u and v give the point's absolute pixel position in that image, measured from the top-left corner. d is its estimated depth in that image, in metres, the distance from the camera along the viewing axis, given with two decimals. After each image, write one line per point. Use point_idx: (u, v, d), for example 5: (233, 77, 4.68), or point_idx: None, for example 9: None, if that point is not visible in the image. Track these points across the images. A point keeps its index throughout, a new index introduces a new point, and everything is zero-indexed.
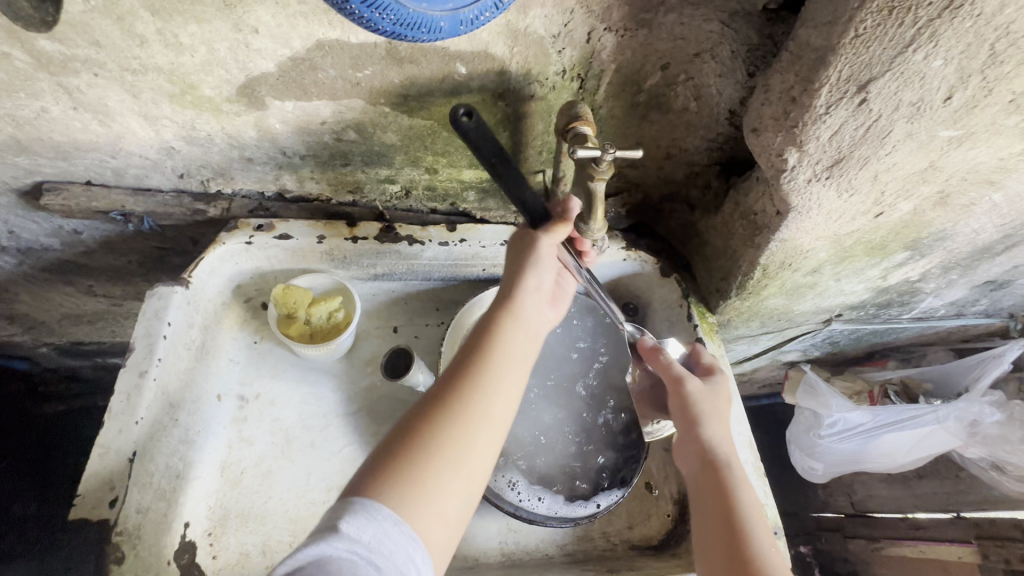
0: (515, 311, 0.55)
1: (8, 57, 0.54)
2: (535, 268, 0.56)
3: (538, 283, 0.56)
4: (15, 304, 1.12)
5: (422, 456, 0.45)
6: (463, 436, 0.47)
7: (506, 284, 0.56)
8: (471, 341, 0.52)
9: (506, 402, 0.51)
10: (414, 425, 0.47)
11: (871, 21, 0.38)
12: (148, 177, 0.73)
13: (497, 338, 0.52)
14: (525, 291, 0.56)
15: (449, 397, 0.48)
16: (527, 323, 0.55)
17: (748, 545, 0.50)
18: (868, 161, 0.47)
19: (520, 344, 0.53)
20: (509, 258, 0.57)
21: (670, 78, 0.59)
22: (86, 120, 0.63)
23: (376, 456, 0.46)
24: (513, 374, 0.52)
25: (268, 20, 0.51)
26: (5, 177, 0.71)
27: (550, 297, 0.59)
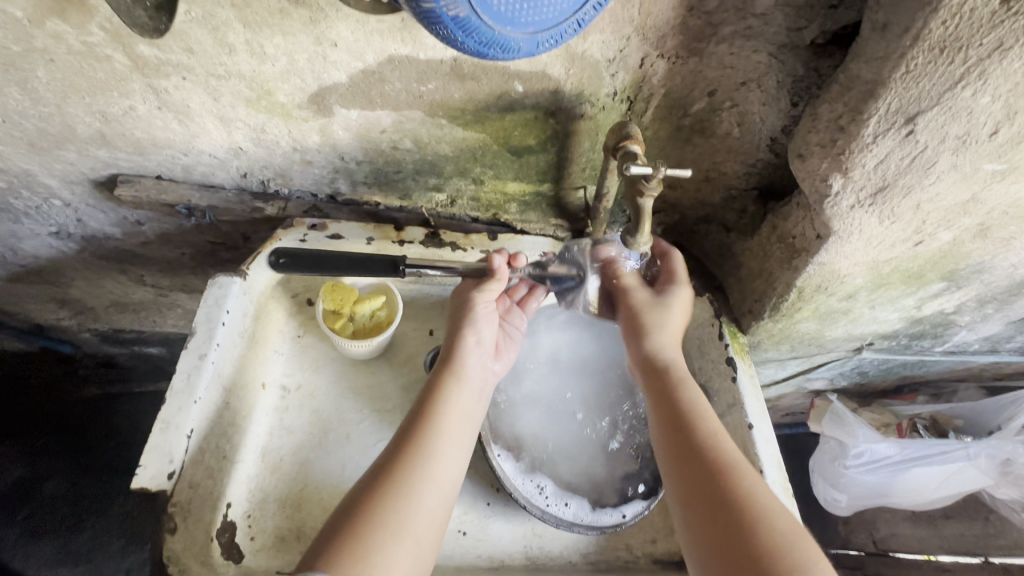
0: (456, 383, 0.65)
1: (110, 58, 0.59)
2: (467, 344, 0.68)
3: (471, 356, 0.68)
4: (70, 288, 1.18)
5: (372, 512, 0.52)
6: (406, 495, 0.54)
7: (446, 359, 0.67)
8: (412, 417, 0.61)
9: (448, 464, 0.59)
10: (367, 489, 0.54)
11: (922, 58, 0.40)
12: (213, 174, 0.78)
13: (433, 408, 0.62)
14: (461, 363, 0.67)
15: (393, 462, 0.56)
16: (463, 393, 0.65)
17: (714, 458, 0.55)
18: (913, 190, 0.49)
19: (455, 412, 0.63)
20: (450, 335, 0.69)
21: (716, 105, 0.62)
22: (167, 119, 0.68)
23: (336, 520, 0.52)
24: (448, 443, 0.60)
25: (348, 35, 0.56)
26: (85, 168, 0.77)
27: (491, 355, 0.71)
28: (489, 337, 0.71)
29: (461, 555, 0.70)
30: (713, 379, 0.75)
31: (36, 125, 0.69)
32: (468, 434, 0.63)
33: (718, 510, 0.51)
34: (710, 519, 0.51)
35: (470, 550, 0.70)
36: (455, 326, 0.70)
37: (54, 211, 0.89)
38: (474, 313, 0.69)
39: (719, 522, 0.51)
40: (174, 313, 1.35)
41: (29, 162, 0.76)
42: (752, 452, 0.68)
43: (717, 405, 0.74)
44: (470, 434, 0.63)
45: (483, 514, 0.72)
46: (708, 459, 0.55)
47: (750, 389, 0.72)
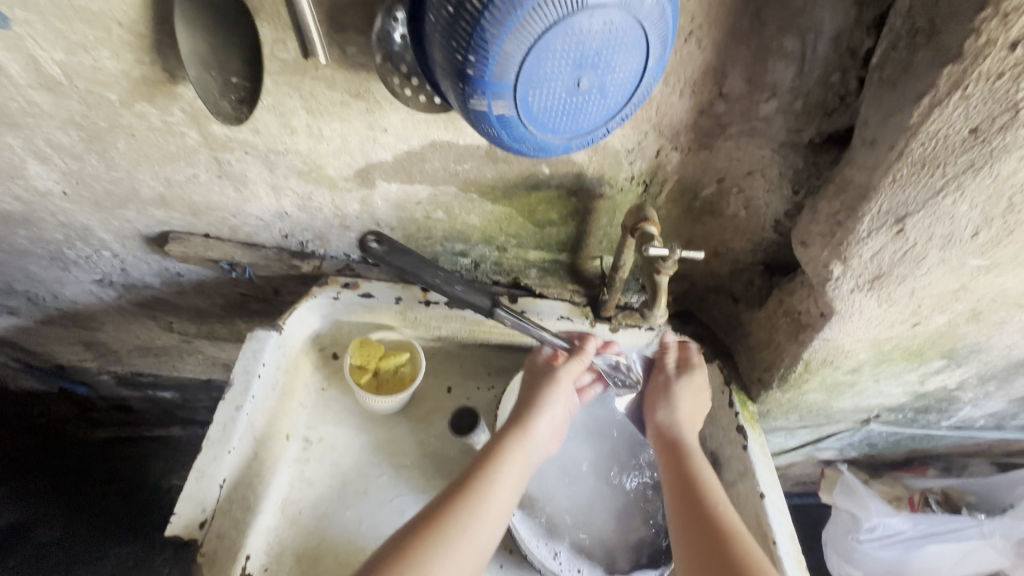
0: (517, 449, 0.69)
1: (184, 135, 0.67)
2: (539, 416, 0.71)
3: (538, 426, 0.71)
4: (99, 331, 1.23)
5: (409, 563, 0.56)
6: (442, 553, 0.58)
7: (522, 417, 0.71)
8: (469, 472, 0.66)
9: (487, 531, 0.62)
10: (408, 537, 0.59)
11: (908, 170, 0.45)
12: (257, 235, 0.84)
13: (496, 473, 0.66)
14: (531, 427, 0.71)
15: (439, 514, 0.61)
16: (519, 462, 0.68)
17: (717, 523, 0.62)
18: (906, 279, 0.53)
19: (508, 480, 0.66)
20: (523, 400, 0.74)
21: (724, 190, 0.68)
22: (224, 186, 0.75)
23: (372, 559, 0.58)
24: (500, 512, 0.64)
25: (398, 123, 0.63)
26: (141, 225, 0.84)
27: (552, 431, 0.73)
28: (559, 415, 0.74)
29: None
30: (724, 446, 0.77)
31: (105, 188, 0.76)
32: (512, 504, 0.66)
33: (713, 569, 0.58)
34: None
35: None
36: (527, 393, 0.75)
37: (102, 261, 0.95)
38: (551, 385, 0.74)
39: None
40: (195, 359, 1.38)
41: (91, 219, 0.83)
42: (764, 522, 0.69)
43: (728, 472, 0.76)
44: (513, 505, 0.66)
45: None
46: (709, 523, 0.62)
47: (761, 458, 0.73)
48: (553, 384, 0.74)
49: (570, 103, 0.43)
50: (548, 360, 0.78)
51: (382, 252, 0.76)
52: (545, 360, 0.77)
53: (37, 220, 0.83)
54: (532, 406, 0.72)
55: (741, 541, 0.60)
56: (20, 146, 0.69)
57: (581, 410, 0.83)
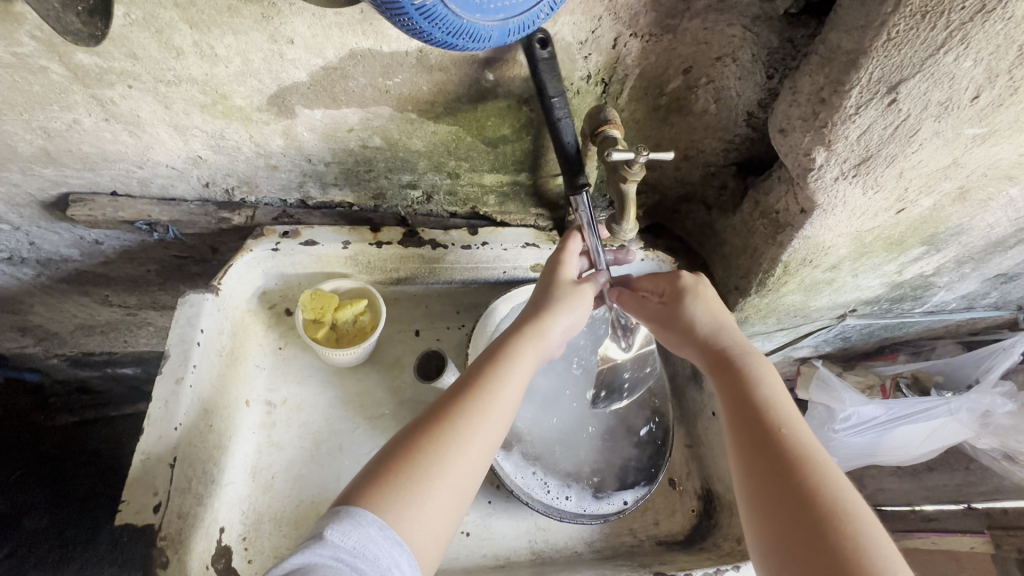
0: (532, 346, 0.56)
1: (45, 70, 0.54)
2: (556, 315, 0.58)
3: (558, 323, 0.58)
4: (29, 315, 1.13)
5: (424, 463, 0.46)
6: (457, 449, 0.47)
7: (535, 313, 0.59)
8: (477, 366, 0.54)
9: (501, 431, 0.51)
10: (414, 432, 0.48)
11: (904, 25, 0.39)
12: (172, 186, 0.74)
13: (510, 363, 0.54)
14: (550, 323, 0.58)
15: (453, 410, 0.49)
16: (531, 362, 0.55)
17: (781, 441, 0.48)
18: (896, 159, 0.48)
19: (520, 373, 0.54)
20: (543, 293, 0.61)
21: (691, 82, 0.61)
22: (116, 131, 0.63)
23: (377, 458, 0.47)
24: (513, 411, 0.52)
25: (305, 30, 0.52)
26: (32, 189, 0.72)
27: (568, 335, 0.61)
28: (578, 318, 0.61)
29: (466, 555, 0.70)
30: None
31: None
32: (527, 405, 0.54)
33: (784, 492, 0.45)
34: (768, 518, 0.45)
35: (475, 551, 0.70)
36: (547, 282, 0.62)
37: (2, 237, 0.83)
38: (569, 289, 0.61)
39: (792, 523, 0.43)
40: (147, 331, 1.29)
41: None
42: None
43: (707, 384, 0.77)
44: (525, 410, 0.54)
45: (485, 513, 0.72)
46: (785, 454, 0.47)
47: None
48: (574, 292, 0.61)
49: None
50: (572, 267, 0.63)
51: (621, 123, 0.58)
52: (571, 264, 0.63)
53: None
54: (551, 304, 0.59)
55: (821, 470, 0.45)
56: None
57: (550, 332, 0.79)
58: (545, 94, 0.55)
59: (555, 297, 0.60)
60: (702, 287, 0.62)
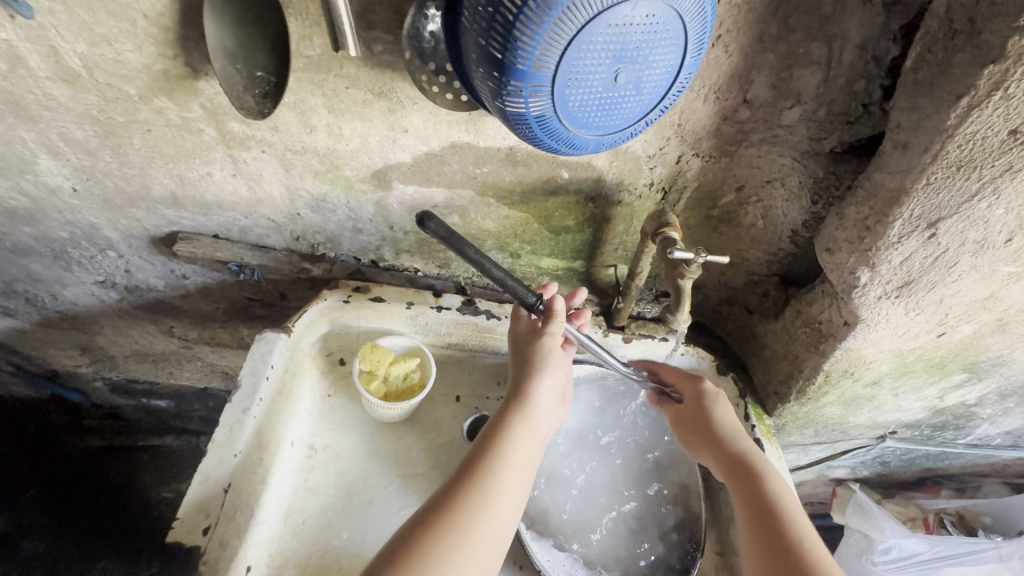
0: (521, 424, 0.63)
1: (201, 131, 0.66)
2: (536, 386, 0.66)
3: (540, 396, 0.66)
4: (97, 335, 1.21)
5: (445, 535, 0.53)
6: (473, 521, 0.55)
7: (518, 384, 0.66)
8: (481, 445, 0.61)
9: (509, 503, 0.58)
10: (441, 501, 0.56)
11: (941, 173, 0.45)
12: (267, 236, 0.83)
13: (506, 442, 0.61)
14: (533, 398, 0.65)
15: (462, 486, 0.57)
16: (527, 433, 0.62)
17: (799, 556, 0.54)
18: (936, 286, 0.53)
19: (520, 439, 0.62)
20: (519, 368, 0.68)
21: (743, 198, 0.68)
22: (238, 185, 0.74)
23: (410, 524, 0.55)
24: (515, 485, 0.59)
25: (419, 124, 0.63)
26: (149, 224, 0.83)
27: (557, 399, 0.68)
28: (559, 384, 0.68)
29: None
30: None
31: (115, 184, 0.75)
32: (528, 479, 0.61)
33: None
34: None
35: None
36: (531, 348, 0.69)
37: (106, 262, 0.93)
38: (541, 351, 0.67)
39: None
40: (194, 366, 1.35)
41: (99, 217, 0.82)
42: None
43: None
44: (527, 481, 0.61)
45: None
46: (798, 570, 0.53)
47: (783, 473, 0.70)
48: (541, 348, 0.67)
49: (605, 99, 0.43)
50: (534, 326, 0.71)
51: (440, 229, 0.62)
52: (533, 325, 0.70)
53: (45, 217, 0.83)
54: (531, 375, 0.66)
55: None
56: (33, 139, 0.69)
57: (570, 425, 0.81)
58: (457, 242, 0.63)
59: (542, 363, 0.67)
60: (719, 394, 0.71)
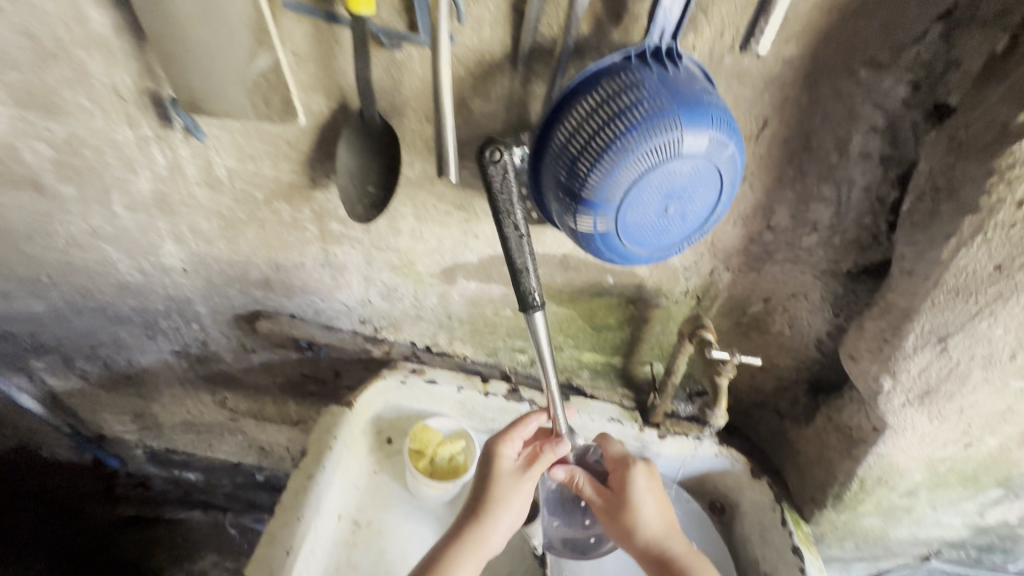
0: (468, 550, 0.68)
1: (305, 229, 0.79)
2: (491, 516, 0.70)
3: (492, 527, 0.69)
4: (155, 402, 1.30)
5: None
6: None
7: (475, 510, 0.70)
8: (428, 562, 0.68)
9: None
10: None
11: (943, 296, 0.53)
12: (337, 318, 0.94)
13: (450, 566, 0.66)
14: (488, 527, 0.69)
15: None
16: (473, 558, 0.67)
17: None
18: (954, 396, 0.58)
19: (465, 569, 0.67)
20: (479, 491, 0.72)
21: (771, 308, 0.76)
22: (324, 273, 0.86)
23: None
24: None
25: (489, 232, 0.74)
26: (238, 302, 0.95)
27: (509, 528, 0.71)
28: (517, 513, 0.71)
29: None
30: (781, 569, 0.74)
31: (220, 267, 0.88)
32: None
33: None
34: None
35: None
36: (491, 472, 0.72)
37: (187, 333, 1.05)
38: (504, 487, 0.71)
39: None
40: (233, 440, 1.40)
41: (196, 293, 0.95)
42: None
43: None
44: None
45: None
46: None
47: None
48: (512, 488, 0.71)
49: (658, 224, 0.53)
50: (509, 453, 0.73)
51: (502, 168, 0.58)
52: (507, 454, 0.73)
53: (151, 290, 0.96)
54: (488, 503, 0.70)
55: None
56: (166, 228, 0.83)
57: (565, 495, 0.82)
58: (499, 199, 0.59)
59: (497, 489, 0.71)
60: (652, 487, 0.73)
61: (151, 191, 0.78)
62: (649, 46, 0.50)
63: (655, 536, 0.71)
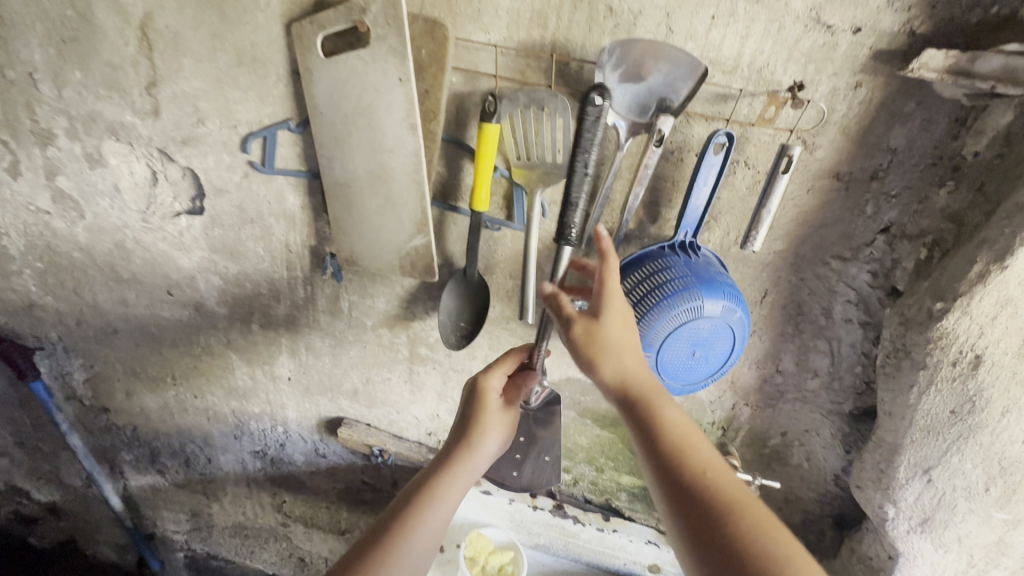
0: (456, 470, 0.71)
1: (398, 350, 0.99)
2: (478, 438, 0.73)
3: (478, 448, 0.73)
4: (216, 501, 1.40)
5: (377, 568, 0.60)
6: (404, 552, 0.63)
7: (465, 434, 0.74)
8: (422, 483, 0.70)
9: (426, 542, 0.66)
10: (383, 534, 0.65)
11: (917, 435, 0.66)
12: (407, 428, 1.10)
13: (441, 483, 0.69)
14: (477, 448, 0.73)
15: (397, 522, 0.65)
16: (460, 476, 0.71)
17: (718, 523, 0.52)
18: (948, 524, 0.68)
19: (454, 486, 0.70)
20: (467, 416, 0.75)
21: (789, 441, 0.88)
22: (405, 387, 1.04)
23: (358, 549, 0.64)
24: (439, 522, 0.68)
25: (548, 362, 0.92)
26: (325, 409, 1.12)
27: (493, 447, 0.75)
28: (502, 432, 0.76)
29: None
30: None
31: (320, 378, 1.08)
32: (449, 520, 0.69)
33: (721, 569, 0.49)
34: None
35: None
36: (477, 401, 0.75)
37: (271, 434, 1.20)
38: (489, 413, 0.74)
39: None
40: (275, 548, 1.46)
41: (291, 399, 1.13)
42: None
43: None
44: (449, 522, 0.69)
45: None
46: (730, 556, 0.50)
47: None
48: (496, 413, 0.75)
49: (687, 364, 0.71)
50: (496, 379, 0.76)
51: (596, 117, 0.62)
52: (495, 378, 0.76)
53: (253, 394, 1.15)
54: (477, 429, 0.74)
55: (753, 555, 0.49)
56: (286, 343, 1.04)
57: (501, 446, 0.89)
58: (584, 141, 0.64)
59: (485, 419, 0.74)
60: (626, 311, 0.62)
61: (285, 314, 1.01)
62: (678, 241, 0.71)
63: (630, 366, 0.60)
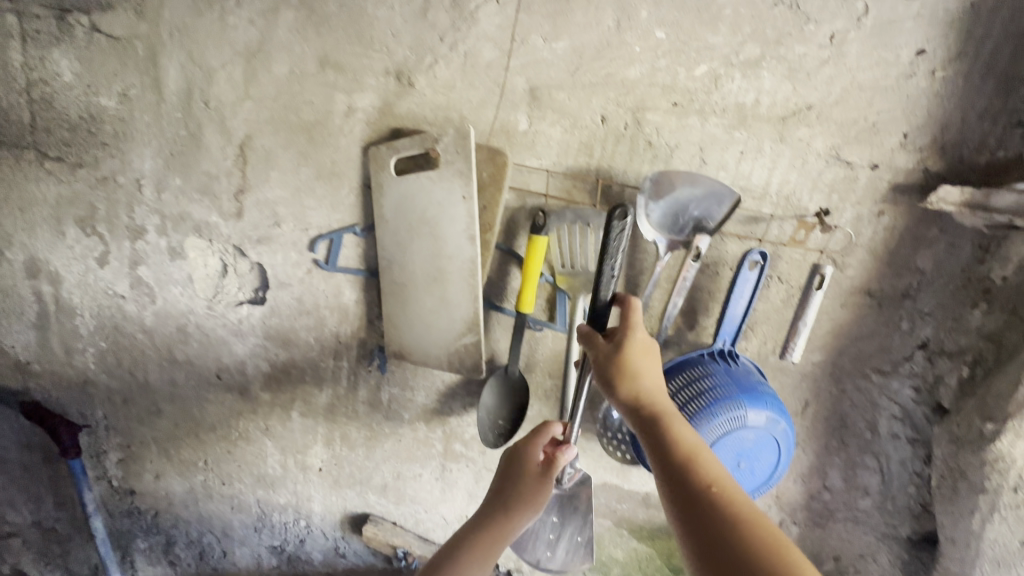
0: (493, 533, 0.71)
1: (432, 445, 1.00)
2: (516, 509, 0.72)
3: (516, 517, 0.71)
4: None
5: None
6: None
7: (502, 498, 0.72)
8: (460, 542, 0.72)
9: None
10: None
11: (987, 567, 0.65)
12: (433, 529, 1.08)
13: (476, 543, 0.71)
14: (514, 516, 0.72)
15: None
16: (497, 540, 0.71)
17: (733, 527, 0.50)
18: None
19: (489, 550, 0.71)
20: (503, 478, 0.74)
21: (842, 566, 0.83)
22: (436, 485, 1.04)
23: None
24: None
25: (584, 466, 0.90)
26: (351, 504, 1.11)
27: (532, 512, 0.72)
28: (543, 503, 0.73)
29: None
30: None
31: (351, 471, 1.08)
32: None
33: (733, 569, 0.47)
34: None
35: None
36: (515, 468, 0.73)
37: (292, 529, 1.18)
38: (528, 484, 0.72)
39: None
40: None
41: (318, 492, 1.12)
42: None
43: None
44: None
45: None
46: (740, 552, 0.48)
47: None
48: (537, 485, 0.72)
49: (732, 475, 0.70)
50: (534, 450, 0.73)
51: (619, 231, 0.66)
52: (534, 448, 0.73)
53: (280, 484, 1.14)
54: (514, 497, 0.72)
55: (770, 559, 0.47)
56: (322, 433, 1.06)
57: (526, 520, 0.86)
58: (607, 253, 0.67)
59: (524, 488, 0.72)
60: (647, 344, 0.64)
61: (325, 404, 1.04)
62: (718, 348, 0.73)
63: (651, 389, 0.61)
